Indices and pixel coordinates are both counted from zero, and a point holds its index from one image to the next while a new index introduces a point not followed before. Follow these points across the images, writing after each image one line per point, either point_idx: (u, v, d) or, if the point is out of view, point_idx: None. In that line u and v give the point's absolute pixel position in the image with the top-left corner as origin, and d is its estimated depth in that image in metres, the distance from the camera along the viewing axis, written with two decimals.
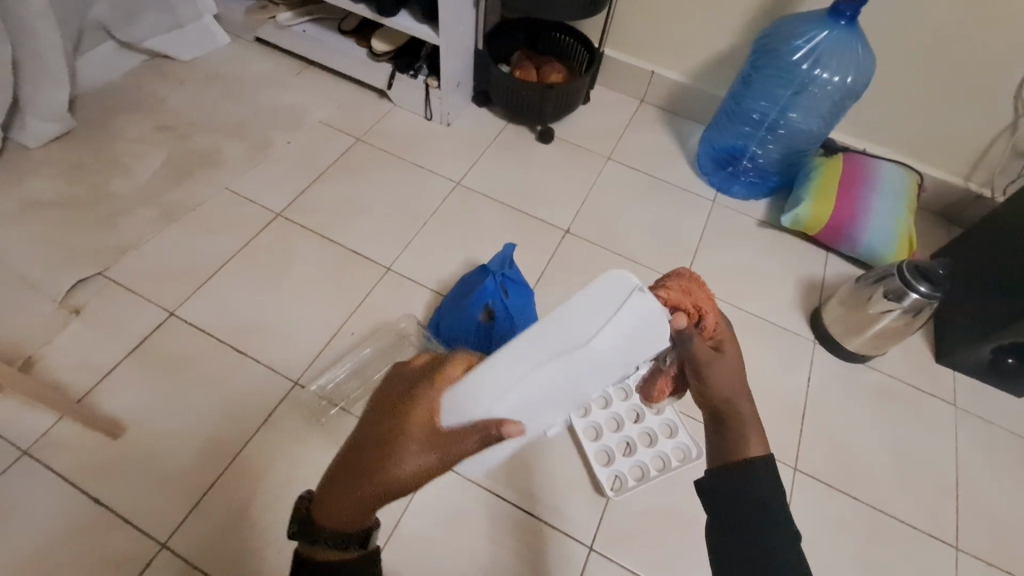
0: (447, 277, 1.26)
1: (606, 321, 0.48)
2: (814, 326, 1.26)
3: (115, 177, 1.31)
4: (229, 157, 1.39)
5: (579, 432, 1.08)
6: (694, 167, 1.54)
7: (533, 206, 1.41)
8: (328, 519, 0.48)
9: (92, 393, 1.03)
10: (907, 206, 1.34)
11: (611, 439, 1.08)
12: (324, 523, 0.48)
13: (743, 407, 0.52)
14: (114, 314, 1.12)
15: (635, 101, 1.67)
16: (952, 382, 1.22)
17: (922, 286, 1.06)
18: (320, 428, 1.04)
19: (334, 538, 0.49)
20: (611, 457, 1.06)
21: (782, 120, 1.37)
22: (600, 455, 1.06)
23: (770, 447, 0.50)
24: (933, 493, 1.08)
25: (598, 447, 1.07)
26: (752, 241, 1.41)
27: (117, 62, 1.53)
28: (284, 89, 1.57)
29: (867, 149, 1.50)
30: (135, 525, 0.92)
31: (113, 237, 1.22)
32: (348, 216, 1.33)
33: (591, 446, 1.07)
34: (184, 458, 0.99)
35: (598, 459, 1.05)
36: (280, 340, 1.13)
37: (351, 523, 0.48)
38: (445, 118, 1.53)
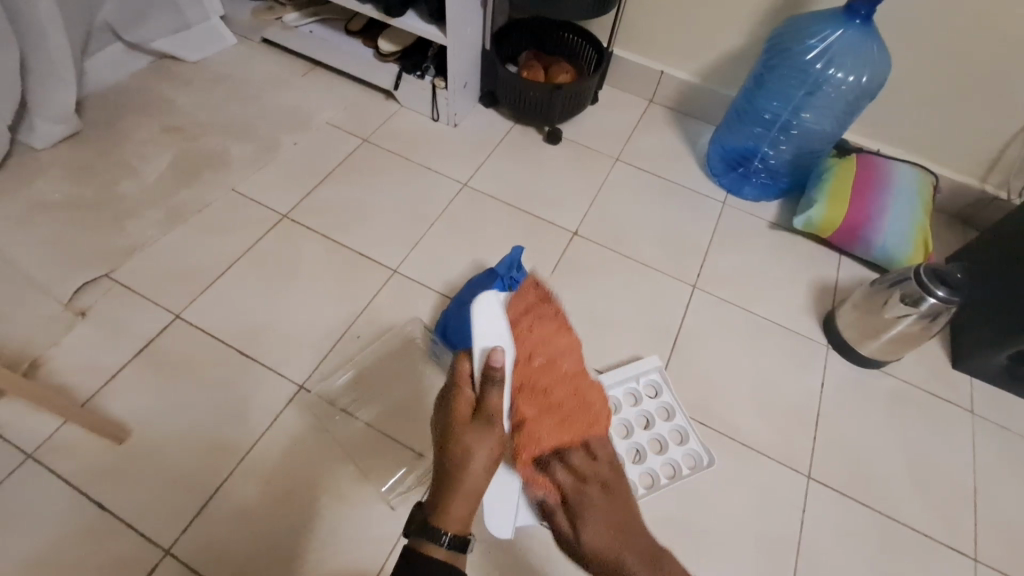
0: (453, 279, 1.25)
1: (494, 328, 0.72)
2: (827, 330, 1.24)
3: (121, 179, 1.31)
4: (235, 158, 1.38)
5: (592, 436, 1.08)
6: (704, 168, 1.52)
7: (541, 207, 1.39)
8: (444, 528, 0.60)
9: (97, 396, 1.02)
10: (923, 208, 1.32)
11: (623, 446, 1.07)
12: (442, 533, 0.60)
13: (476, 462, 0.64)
14: (119, 317, 1.12)
15: (644, 101, 1.65)
16: (969, 389, 1.19)
17: (939, 290, 1.03)
18: (325, 433, 1.03)
19: (448, 547, 0.59)
20: None
21: (795, 120, 1.34)
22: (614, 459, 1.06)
23: (463, 521, 0.62)
24: (950, 503, 1.05)
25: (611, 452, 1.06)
26: (763, 243, 1.39)
27: (124, 64, 1.53)
28: (290, 89, 1.56)
29: (880, 150, 1.48)
30: (139, 530, 0.91)
31: (120, 239, 1.21)
32: (354, 218, 1.32)
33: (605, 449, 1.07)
34: (189, 463, 0.98)
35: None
36: (286, 343, 1.12)
37: (467, 522, 0.62)
38: (452, 118, 1.52)
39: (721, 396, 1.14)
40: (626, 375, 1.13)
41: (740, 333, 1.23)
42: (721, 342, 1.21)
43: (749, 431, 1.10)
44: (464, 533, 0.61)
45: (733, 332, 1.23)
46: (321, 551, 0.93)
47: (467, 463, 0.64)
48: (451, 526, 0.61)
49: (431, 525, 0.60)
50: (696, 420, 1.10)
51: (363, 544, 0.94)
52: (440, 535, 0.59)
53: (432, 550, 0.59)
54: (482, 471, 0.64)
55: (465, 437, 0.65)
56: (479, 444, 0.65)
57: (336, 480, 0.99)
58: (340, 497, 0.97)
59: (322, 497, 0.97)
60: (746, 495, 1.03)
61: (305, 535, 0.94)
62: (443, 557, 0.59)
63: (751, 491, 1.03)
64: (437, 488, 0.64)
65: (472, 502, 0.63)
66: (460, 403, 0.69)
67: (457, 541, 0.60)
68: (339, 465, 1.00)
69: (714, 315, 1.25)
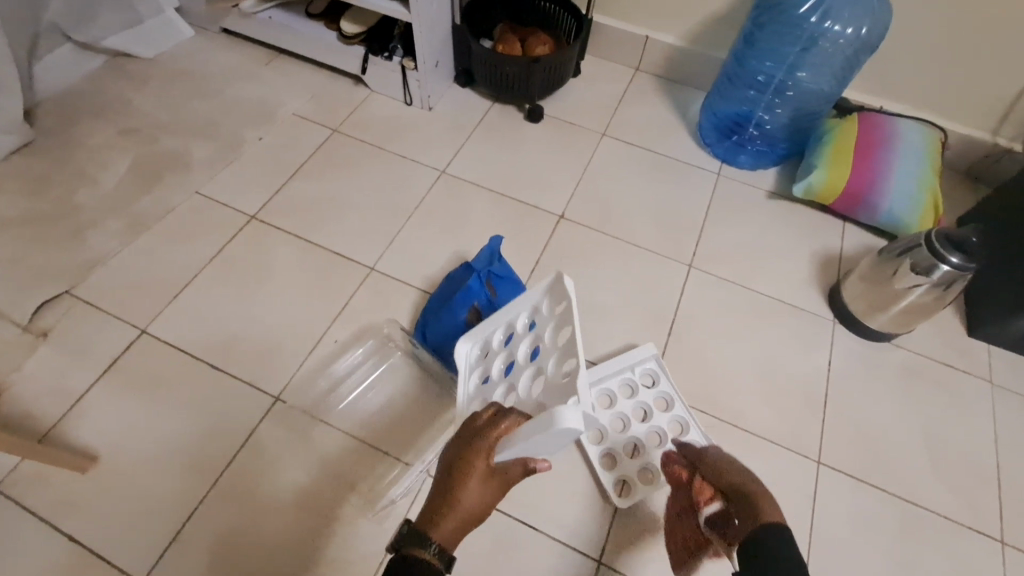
0: (434, 273, 1.18)
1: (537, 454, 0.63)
2: (833, 304, 1.17)
3: (79, 188, 1.24)
4: (198, 159, 1.31)
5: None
6: (697, 138, 1.43)
7: (524, 191, 1.31)
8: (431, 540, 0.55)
9: (63, 421, 0.97)
10: (932, 168, 1.23)
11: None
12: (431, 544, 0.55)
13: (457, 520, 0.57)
14: (83, 336, 1.06)
15: (630, 70, 1.55)
16: (987, 358, 1.12)
17: (954, 256, 0.96)
18: (305, 445, 0.98)
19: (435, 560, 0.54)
20: (615, 460, 0.99)
21: (790, 81, 1.25)
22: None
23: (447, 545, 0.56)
24: (971, 481, 0.99)
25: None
26: (762, 215, 1.31)
27: (77, 66, 1.45)
28: (254, 81, 1.47)
29: (884, 107, 1.38)
30: (114, 562, 0.87)
31: (80, 253, 1.15)
32: (326, 214, 1.25)
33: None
34: (162, 487, 0.93)
35: (603, 463, 0.98)
36: (260, 353, 1.06)
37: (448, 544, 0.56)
38: (425, 102, 1.43)
39: (723, 384, 1.07)
40: (620, 365, 1.06)
41: (740, 312, 1.16)
42: (720, 324, 1.15)
43: (754, 417, 1.04)
44: (450, 551, 0.56)
45: (733, 313, 1.16)
46: (304, 573, 0.88)
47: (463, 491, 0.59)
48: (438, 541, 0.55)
49: (416, 534, 0.55)
50: (696, 408, 1.04)
51: (348, 562, 0.89)
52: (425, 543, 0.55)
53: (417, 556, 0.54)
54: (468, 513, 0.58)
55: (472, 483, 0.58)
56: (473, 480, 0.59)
57: (318, 497, 0.94)
58: (323, 514, 0.92)
59: (304, 515, 0.92)
60: None
61: (286, 556, 0.89)
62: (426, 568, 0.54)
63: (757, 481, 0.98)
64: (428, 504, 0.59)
65: (457, 528, 0.57)
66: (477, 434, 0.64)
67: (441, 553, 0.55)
68: (321, 480, 0.95)
69: (712, 294, 1.18)
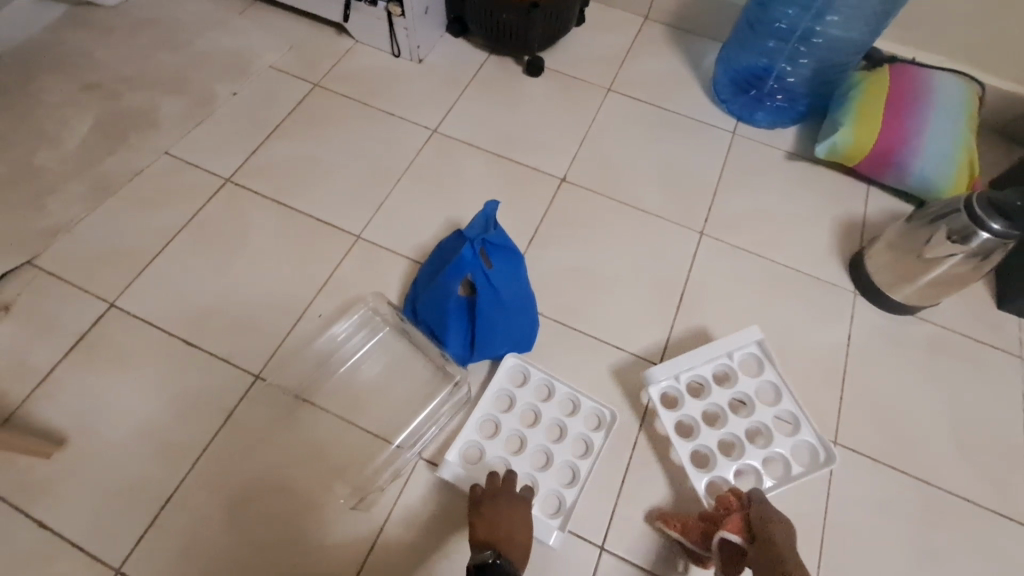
0: (425, 242, 1.09)
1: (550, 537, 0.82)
2: (855, 275, 1.09)
3: (37, 149, 1.14)
4: (167, 117, 1.20)
5: (529, 440, 0.90)
6: (711, 94, 1.32)
7: (523, 152, 1.21)
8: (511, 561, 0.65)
9: (28, 401, 0.91)
10: (969, 125, 1.12)
11: (562, 453, 0.89)
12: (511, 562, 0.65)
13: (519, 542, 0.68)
14: (47, 310, 0.98)
15: (639, 18, 1.42)
16: (1017, 332, 1.05)
17: (995, 223, 0.87)
18: (288, 426, 0.92)
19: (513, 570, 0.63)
20: (711, 458, 0.88)
21: (817, 27, 1.11)
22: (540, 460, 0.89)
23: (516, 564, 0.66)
24: (996, 463, 0.94)
25: (544, 446, 0.90)
26: (779, 178, 1.21)
27: (32, 14, 1.32)
28: (227, 30, 1.35)
29: (917, 58, 1.26)
30: (86, 549, 0.82)
31: (41, 220, 1.06)
32: (308, 178, 1.15)
33: (541, 438, 0.90)
34: (137, 470, 0.87)
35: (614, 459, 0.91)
36: (239, 329, 0.99)
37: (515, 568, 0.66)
38: (415, 53, 1.31)
39: None
40: (715, 352, 0.94)
41: (755, 284, 1.08)
42: (732, 296, 1.07)
43: None
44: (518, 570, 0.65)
45: (746, 283, 1.08)
46: (288, 560, 0.83)
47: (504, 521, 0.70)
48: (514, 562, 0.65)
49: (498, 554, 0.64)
50: None
51: (335, 548, 0.84)
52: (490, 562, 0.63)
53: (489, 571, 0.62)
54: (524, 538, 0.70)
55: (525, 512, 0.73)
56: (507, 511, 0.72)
57: (303, 481, 0.88)
58: (309, 499, 0.87)
59: (287, 499, 0.87)
60: None
61: (269, 543, 0.84)
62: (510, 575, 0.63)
63: None
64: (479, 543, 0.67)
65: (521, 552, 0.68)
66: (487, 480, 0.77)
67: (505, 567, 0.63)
68: (306, 463, 0.89)
69: (725, 264, 1.10)
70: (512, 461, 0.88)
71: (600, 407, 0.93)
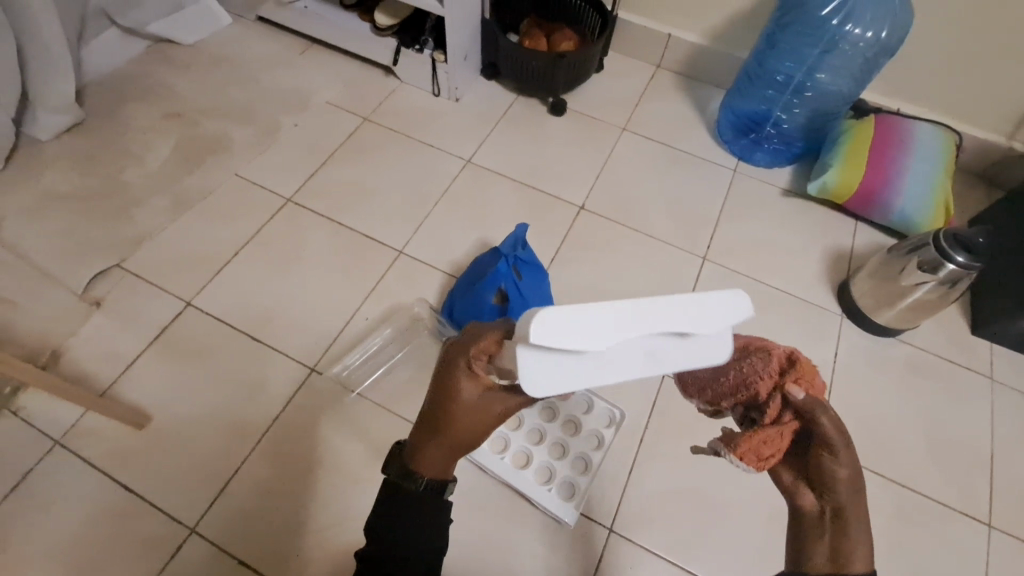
0: (459, 258, 1.24)
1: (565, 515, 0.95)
2: (841, 299, 1.21)
3: (125, 168, 1.31)
4: (236, 143, 1.37)
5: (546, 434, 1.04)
6: (715, 135, 1.47)
7: (546, 182, 1.37)
8: (421, 473, 0.49)
9: (117, 383, 1.05)
10: (945, 169, 1.26)
11: (575, 445, 1.02)
12: (418, 477, 0.49)
13: (432, 449, 0.48)
14: (133, 306, 1.14)
15: (652, 66, 1.59)
16: (989, 355, 1.17)
17: (960, 255, 1.00)
18: (337, 414, 1.05)
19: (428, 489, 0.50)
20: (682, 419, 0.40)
21: (809, 82, 1.28)
22: (556, 451, 1.02)
23: (435, 474, 0.49)
24: (965, 470, 1.05)
25: (560, 439, 1.03)
26: (776, 211, 1.35)
27: (121, 50, 1.51)
28: (288, 69, 1.53)
29: (900, 109, 1.41)
30: (164, 511, 0.95)
31: (128, 228, 1.22)
32: (357, 199, 1.31)
33: (557, 431, 1.04)
34: (208, 445, 1.01)
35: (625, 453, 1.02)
36: (296, 328, 1.13)
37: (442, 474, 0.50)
38: (453, 93, 1.48)
39: None
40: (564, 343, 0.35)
41: (752, 304, 1.21)
42: None
43: None
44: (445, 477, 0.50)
45: None
46: (336, 528, 0.96)
47: (451, 426, 0.47)
48: (428, 473, 0.49)
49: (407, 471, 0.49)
50: None
51: None
52: (414, 479, 0.49)
53: (402, 487, 0.50)
54: (452, 446, 0.48)
55: (463, 398, 0.46)
56: (456, 424, 0.46)
57: (350, 460, 1.01)
58: (354, 476, 1.00)
59: (336, 476, 1.00)
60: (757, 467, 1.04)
61: (321, 511, 0.97)
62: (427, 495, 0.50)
63: None
64: (418, 431, 0.49)
65: (452, 455, 0.49)
66: (476, 347, 0.46)
67: (435, 485, 0.50)
68: (352, 446, 1.02)
69: (724, 287, 1.23)
70: (532, 450, 1.02)
71: (611, 408, 1.05)
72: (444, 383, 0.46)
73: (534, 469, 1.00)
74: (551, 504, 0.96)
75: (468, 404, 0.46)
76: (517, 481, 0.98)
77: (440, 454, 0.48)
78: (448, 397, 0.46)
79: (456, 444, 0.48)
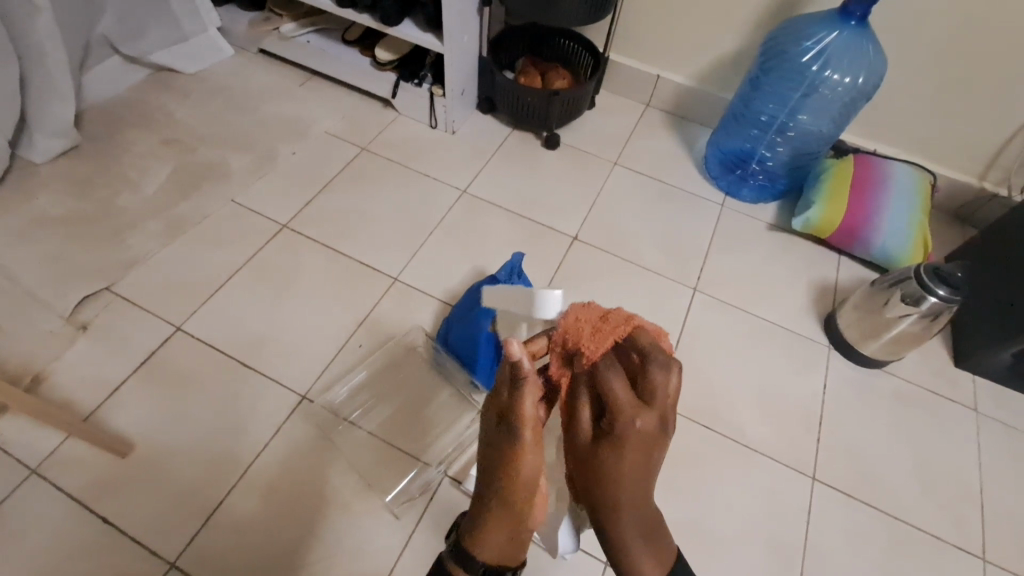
0: (454, 286, 1.25)
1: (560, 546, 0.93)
2: (828, 332, 1.24)
3: (120, 192, 1.31)
4: (234, 170, 1.39)
5: None
6: (702, 170, 1.53)
7: (540, 213, 1.40)
8: (478, 555, 0.53)
9: (100, 409, 1.02)
10: (922, 207, 1.32)
11: None
12: (476, 559, 0.53)
13: (497, 528, 0.52)
14: (121, 330, 1.12)
15: (641, 105, 1.66)
16: (972, 387, 1.20)
17: (940, 289, 1.03)
18: (327, 443, 1.03)
19: (486, 572, 0.54)
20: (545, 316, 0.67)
21: (791, 122, 1.34)
22: None
23: (496, 551, 0.53)
24: (957, 503, 1.06)
25: None
26: (763, 244, 1.40)
27: (121, 77, 1.53)
28: (289, 99, 1.57)
29: (878, 150, 1.48)
30: (143, 544, 0.91)
31: (121, 252, 1.21)
32: (353, 226, 1.32)
33: None
34: (192, 476, 0.98)
35: None
36: (288, 354, 1.12)
37: (503, 552, 0.53)
38: (449, 125, 1.52)
39: (724, 401, 1.14)
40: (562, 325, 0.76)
41: (742, 335, 1.23)
42: (722, 345, 1.21)
43: (751, 433, 1.10)
44: (502, 556, 0.54)
45: (732, 334, 1.23)
46: (325, 562, 0.92)
47: (516, 500, 0.51)
48: (485, 554, 0.53)
49: (466, 555, 0.53)
50: (698, 423, 1.11)
51: (367, 555, 0.93)
52: (475, 562, 0.53)
53: None
54: (512, 519, 0.52)
55: (520, 462, 0.50)
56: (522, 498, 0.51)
57: (341, 491, 0.98)
58: (344, 508, 0.97)
59: (324, 507, 0.97)
60: (751, 497, 1.04)
61: (308, 544, 0.94)
62: None
63: (755, 497, 1.04)
64: (473, 510, 0.53)
65: (512, 529, 0.52)
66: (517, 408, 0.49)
67: (491, 567, 0.54)
68: (343, 475, 1.00)
69: (715, 316, 1.26)
70: None
71: None
72: (515, 463, 0.50)
73: None
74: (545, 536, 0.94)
75: (525, 464, 0.50)
76: None
77: (500, 529, 0.52)
78: (507, 465, 0.50)
79: (513, 516, 0.52)
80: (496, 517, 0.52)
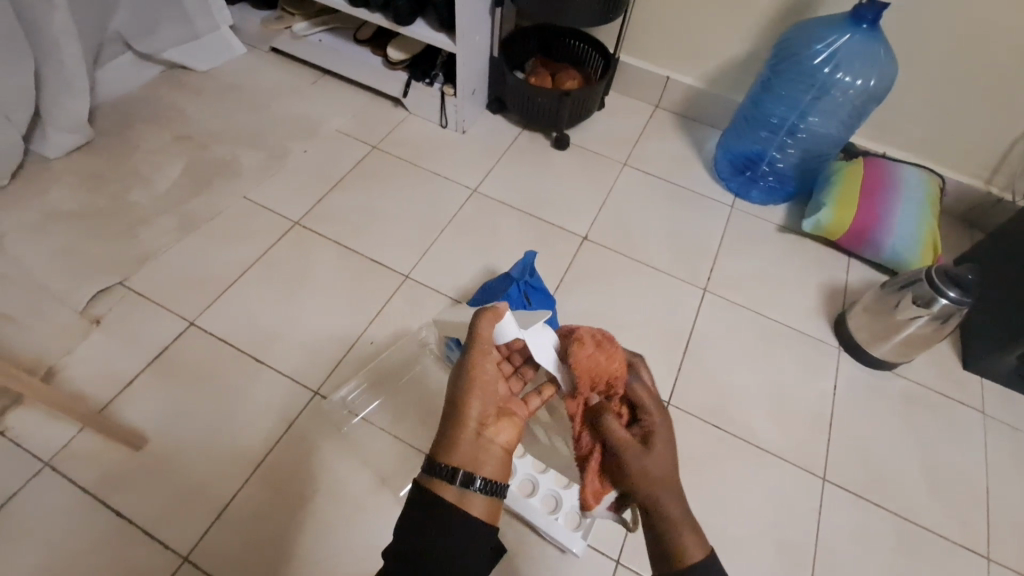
0: (464, 284, 1.25)
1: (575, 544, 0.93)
2: (839, 333, 1.24)
3: (133, 187, 1.32)
4: (246, 167, 1.40)
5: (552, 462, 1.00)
6: (712, 172, 1.53)
7: (551, 213, 1.40)
8: (450, 464, 0.57)
9: (113, 403, 1.03)
10: (932, 210, 1.32)
11: None
12: (449, 468, 0.56)
13: (467, 428, 0.59)
14: (133, 324, 1.12)
15: (651, 107, 1.67)
16: (980, 389, 1.20)
17: (951, 291, 1.04)
18: (338, 439, 1.03)
19: (460, 484, 0.56)
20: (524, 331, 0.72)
21: (802, 124, 1.35)
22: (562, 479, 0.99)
23: (466, 457, 0.57)
24: (966, 505, 1.05)
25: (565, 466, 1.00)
26: (773, 246, 1.40)
27: (134, 74, 1.54)
28: (300, 98, 1.58)
29: (887, 152, 1.48)
30: (156, 538, 0.91)
31: (133, 247, 1.22)
32: (364, 224, 1.33)
33: None
34: (204, 470, 0.98)
35: None
36: (300, 350, 1.12)
37: (473, 460, 0.57)
38: (460, 125, 1.53)
39: (734, 402, 1.14)
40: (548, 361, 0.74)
41: (751, 336, 1.24)
42: (732, 346, 1.22)
43: (761, 434, 1.11)
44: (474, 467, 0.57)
45: (742, 335, 1.24)
46: (336, 557, 0.93)
47: (475, 397, 0.60)
48: (458, 462, 0.57)
49: (438, 466, 0.57)
50: (708, 423, 1.11)
51: (377, 550, 0.93)
52: (447, 472, 0.56)
53: (441, 492, 0.55)
54: (477, 418, 0.60)
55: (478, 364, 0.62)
56: (480, 399, 0.60)
57: (352, 487, 0.99)
58: (354, 504, 0.97)
59: (336, 503, 0.97)
60: (761, 497, 1.04)
61: (319, 539, 0.94)
62: (455, 497, 0.55)
63: (765, 496, 1.04)
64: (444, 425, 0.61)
65: (478, 431, 0.59)
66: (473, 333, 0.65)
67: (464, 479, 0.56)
68: (354, 471, 1.00)
69: (724, 317, 1.26)
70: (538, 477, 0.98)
71: None
72: (468, 365, 0.62)
73: (541, 497, 0.97)
74: (559, 535, 0.94)
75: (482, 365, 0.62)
76: (524, 510, 0.95)
77: (467, 429, 0.59)
78: (470, 368, 0.62)
79: (477, 415, 0.60)
80: (463, 417, 0.60)
